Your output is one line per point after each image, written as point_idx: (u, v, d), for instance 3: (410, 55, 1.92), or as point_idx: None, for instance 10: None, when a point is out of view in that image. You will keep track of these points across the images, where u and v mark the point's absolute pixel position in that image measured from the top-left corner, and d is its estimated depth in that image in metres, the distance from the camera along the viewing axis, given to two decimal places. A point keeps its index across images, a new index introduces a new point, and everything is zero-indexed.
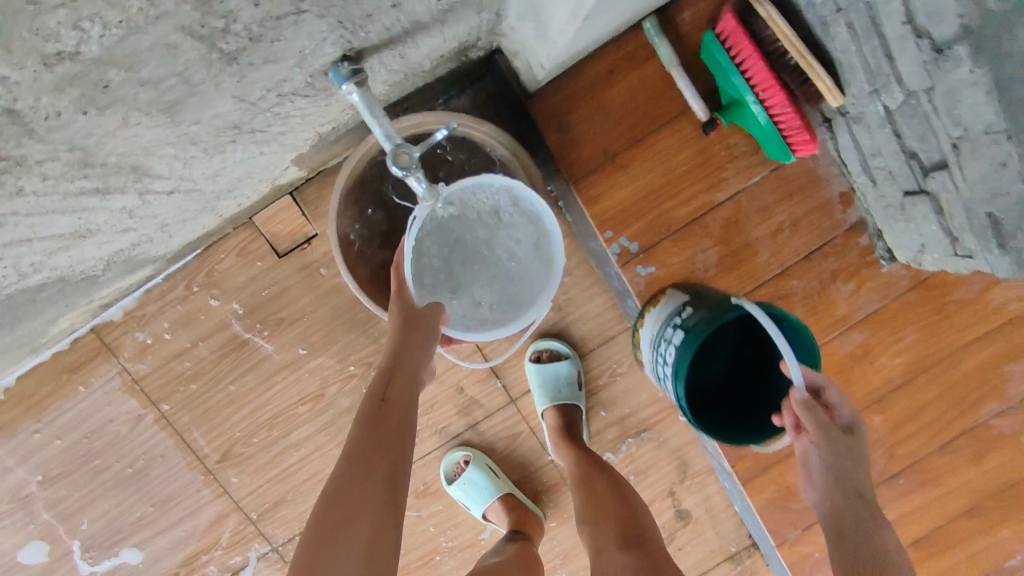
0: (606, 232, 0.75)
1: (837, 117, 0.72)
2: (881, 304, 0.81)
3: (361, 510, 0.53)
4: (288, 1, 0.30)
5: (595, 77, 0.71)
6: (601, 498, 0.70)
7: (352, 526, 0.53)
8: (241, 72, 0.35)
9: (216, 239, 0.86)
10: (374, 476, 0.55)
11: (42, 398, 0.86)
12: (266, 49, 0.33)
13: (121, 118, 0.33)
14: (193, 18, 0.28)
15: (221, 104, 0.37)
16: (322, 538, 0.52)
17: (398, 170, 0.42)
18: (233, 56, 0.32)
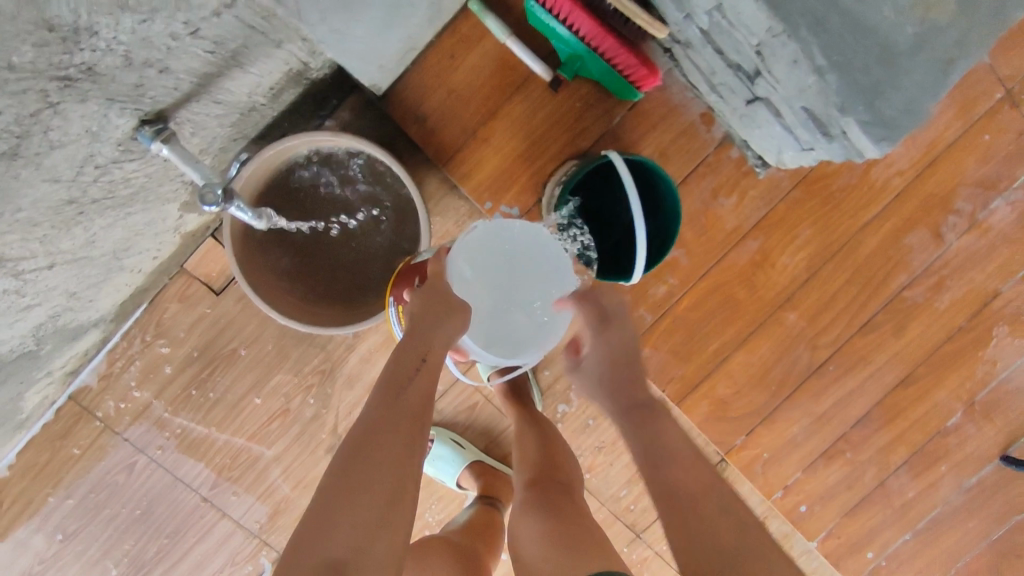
0: (487, 203, 0.81)
1: (674, 45, 0.74)
2: (769, 208, 0.85)
3: (390, 454, 0.57)
4: (34, 100, 0.36)
5: (438, 65, 0.76)
6: (523, 444, 0.82)
7: (382, 470, 0.56)
8: (34, 161, 0.40)
9: (156, 290, 0.93)
10: (403, 429, 0.59)
11: (43, 466, 0.96)
12: (44, 138, 0.39)
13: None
14: None
15: (36, 189, 0.43)
16: (351, 474, 0.55)
17: (208, 208, 0.50)
18: (14, 151, 0.38)
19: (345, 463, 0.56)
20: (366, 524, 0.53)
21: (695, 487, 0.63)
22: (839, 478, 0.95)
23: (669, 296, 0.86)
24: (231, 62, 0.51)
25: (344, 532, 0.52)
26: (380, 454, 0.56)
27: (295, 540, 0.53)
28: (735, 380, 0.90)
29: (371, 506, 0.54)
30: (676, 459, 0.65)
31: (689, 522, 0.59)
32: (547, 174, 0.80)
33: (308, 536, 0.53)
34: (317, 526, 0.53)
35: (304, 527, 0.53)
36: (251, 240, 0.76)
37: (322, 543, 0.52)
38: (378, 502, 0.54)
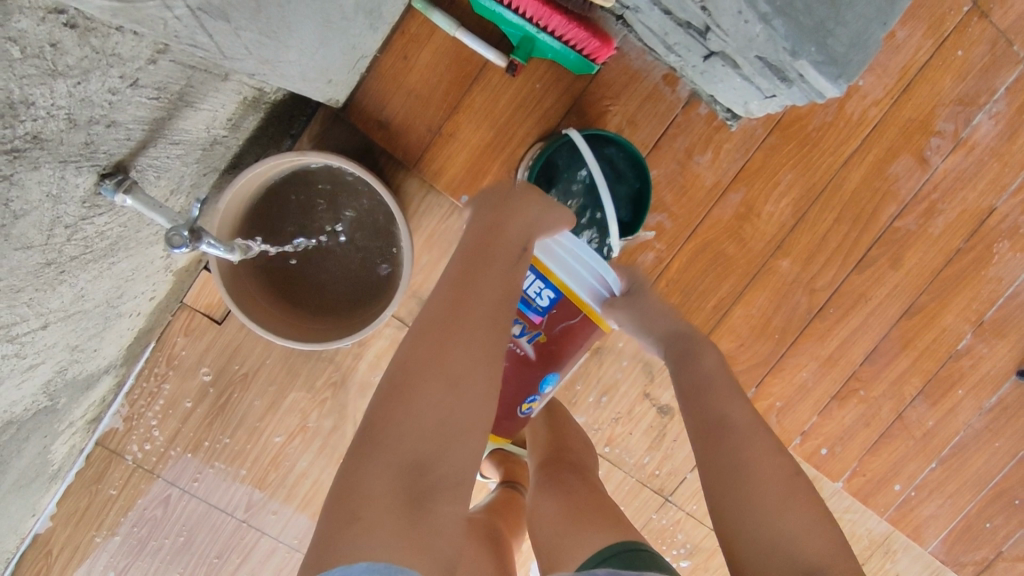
0: (462, 198, 0.81)
1: (623, 11, 0.73)
2: (747, 158, 0.84)
3: (462, 356, 0.56)
4: None
5: (394, 68, 0.76)
6: (536, 432, 0.84)
7: (456, 376, 0.56)
8: (4, 233, 0.41)
9: (163, 328, 0.96)
10: (471, 330, 0.58)
11: (85, 510, 1.00)
12: (6, 210, 0.40)
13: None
14: None
15: (13, 257, 0.44)
16: (422, 377, 0.55)
17: (179, 250, 0.52)
18: None
19: (413, 367, 0.56)
20: (442, 427, 0.54)
21: (737, 421, 0.64)
22: (856, 416, 0.93)
23: (659, 261, 0.86)
24: (180, 103, 0.52)
25: (419, 438, 0.54)
26: (451, 359, 0.56)
27: (363, 442, 0.54)
28: (738, 334, 0.89)
29: (447, 412, 0.55)
30: (711, 392, 0.67)
31: (729, 463, 0.61)
32: (518, 159, 0.80)
33: (379, 439, 0.53)
34: (388, 430, 0.54)
35: (372, 431, 0.54)
36: (241, 269, 0.77)
37: (395, 447, 0.53)
38: (453, 406, 0.55)
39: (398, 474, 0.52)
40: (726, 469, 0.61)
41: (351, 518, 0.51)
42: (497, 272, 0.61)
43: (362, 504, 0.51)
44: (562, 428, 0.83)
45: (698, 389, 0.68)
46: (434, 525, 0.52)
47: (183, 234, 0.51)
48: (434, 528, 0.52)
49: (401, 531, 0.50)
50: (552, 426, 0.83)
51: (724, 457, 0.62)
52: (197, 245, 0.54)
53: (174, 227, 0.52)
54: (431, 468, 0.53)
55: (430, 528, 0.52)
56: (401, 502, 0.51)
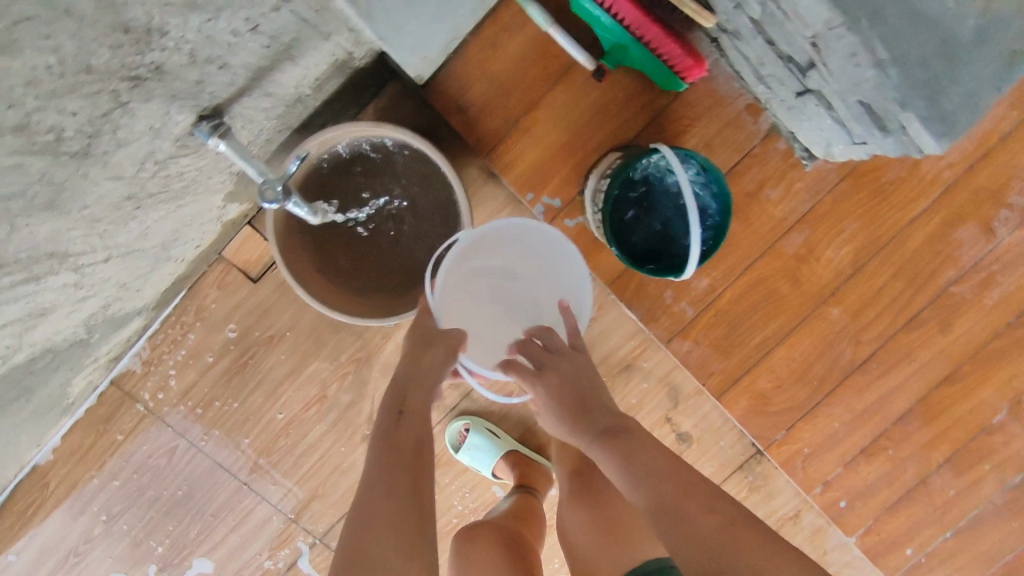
0: (528, 195, 0.80)
1: (721, 34, 0.73)
2: (815, 201, 0.83)
3: (422, 474, 0.62)
4: (106, 98, 0.39)
5: (481, 53, 0.74)
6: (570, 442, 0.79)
7: (417, 488, 0.61)
8: (102, 159, 0.43)
9: (197, 277, 0.94)
10: (423, 449, 0.64)
11: (88, 448, 0.99)
12: (112, 137, 0.42)
13: (7, 224, 0.41)
14: (20, 141, 0.37)
15: (99, 185, 0.46)
16: (393, 488, 0.60)
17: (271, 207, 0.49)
18: (82, 150, 0.41)
19: (382, 475, 0.61)
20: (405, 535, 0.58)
21: (696, 500, 0.57)
22: (878, 474, 0.92)
23: (711, 289, 0.85)
24: (283, 56, 0.51)
25: (392, 544, 0.57)
26: (383, 450, 0.62)
27: (344, 552, 0.57)
28: (776, 375, 0.88)
29: (408, 526, 0.58)
30: (661, 476, 0.59)
31: (690, 552, 0.54)
32: (590, 165, 0.78)
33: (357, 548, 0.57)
34: (363, 540, 0.57)
35: (350, 535, 0.58)
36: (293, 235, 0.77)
37: (371, 550, 0.57)
38: (416, 518, 0.59)
39: (367, 573, 0.56)
40: (688, 558, 0.54)
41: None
42: (429, 359, 0.67)
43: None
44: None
45: (634, 475, 0.60)
46: None
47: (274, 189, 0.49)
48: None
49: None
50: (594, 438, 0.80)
51: (683, 544, 0.55)
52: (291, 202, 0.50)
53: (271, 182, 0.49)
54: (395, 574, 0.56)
55: None
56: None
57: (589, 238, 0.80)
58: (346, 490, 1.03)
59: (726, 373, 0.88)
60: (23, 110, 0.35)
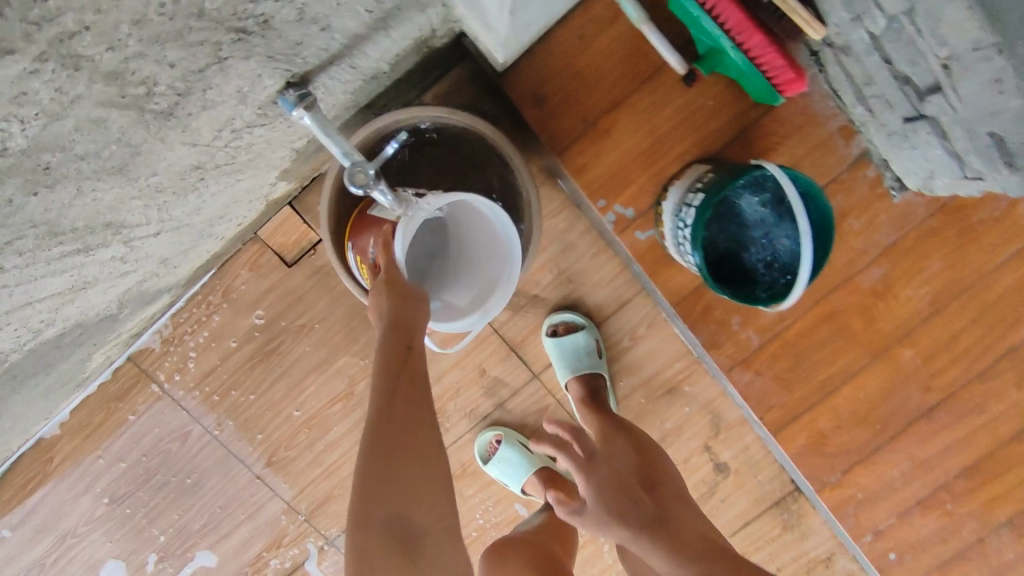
0: (600, 202, 0.74)
1: (824, 48, 0.67)
2: (900, 235, 0.76)
3: (424, 410, 0.58)
4: (203, 54, 0.37)
5: (565, 46, 0.70)
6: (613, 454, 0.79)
7: (422, 430, 0.57)
8: (183, 123, 0.41)
9: (229, 256, 0.88)
10: (421, 382, 0.59)
11: (97, 425, 0.93)
12: (200, 97, 0.40)
13: (74, 188, 0.39)
14: (111, 92, 0.35)
15: (172, 153, 0.43)
16: (402, 435, 0.56)
17: (357, 189, 0.45)
18: (167, 111, 0.39)
19: (387, 421, 0.56)
20: (418, 480, 0.55)
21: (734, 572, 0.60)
22: (934, 528, 0.87)
23: (780, 318, 0.79)
24: (382, 23, 0.47)
25: (409, 494, 0.54)
26: (389, 419, 0.56)
27: (356, 501, 0.54)
28: (838, 416, 0.84)
29: (420, 469, 0.55)
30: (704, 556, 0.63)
31: None
32: (668, 177, 0.73)
33: (371, 498, 0.53)
34: (376, 490, 0.53)
35: (362, 483, 0.54)
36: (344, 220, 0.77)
37: (386, 499, 0.53)
38: (425, 461, 0.56)
39: (385, 523, 0.53)
40: None
41: (361, 560, 0.52)
42: (405, 304, 0.61)
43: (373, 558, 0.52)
44: (647, 455, 0.79)
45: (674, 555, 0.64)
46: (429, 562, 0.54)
47: (366, 172, 0.44)
48: (425, 557, 0.54)
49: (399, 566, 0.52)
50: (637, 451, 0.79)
51: None
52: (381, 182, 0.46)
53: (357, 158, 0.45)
54: (415, 521, 0.54)
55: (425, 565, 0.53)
56: (392, 550, 0.53)
57: (659, 253, 0.75)
58: None
59: (784, 410, 0.83)
60: (130, 51, 0.33)
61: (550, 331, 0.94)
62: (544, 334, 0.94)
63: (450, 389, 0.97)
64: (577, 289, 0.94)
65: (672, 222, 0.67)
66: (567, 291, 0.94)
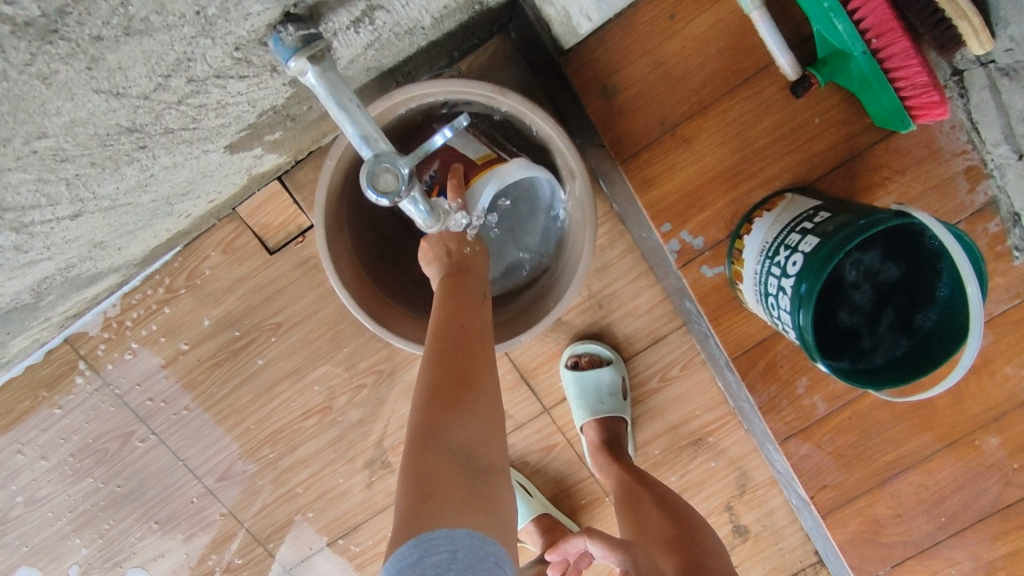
0: (663, 225, 0.61)
1: (976, 68, 0.54)
2: (1013, 304, 0.62)
3: (486, 342, 0.50)
4: None
5: (649, 26, 0.56)
6: (646, 521, 0.66)
7: (486, 360, 0.49)
8: (87, 49, 0.27)
9: (200, 233, 0.73)
10: (483, 315, 0.52)
11: (20, 415, 0.78)
12: (115, 10, 0.25)
13: None
14: None
15: (75, 96, 0.29)
16: (467, 364, 0.48)
17: (378, 195, 0.32)
18: (52, 22, 0.24)
19: (455, 349, 0.48)
20: (487, 412, 0.47)
21: None
22: None
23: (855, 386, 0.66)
24: None
25: (475, 425, 0.45)
26: (466, 344, 0.49)
27: (416, 431, 0.44)
28: (899, 503, 0.70)
29: (489, 400, 0.47)
30: None
31: None
32: (751, 206, 0.60)
33: (437, 425, 0.44)
34: (442, 415, 0.44)
35: (425, 410, 0.45)
36: (342, 216, 0.58)
37: (461, 428, 0.44)
38: (490, 390, 0.48)
39: (453, 453, 0.43)
40: None
41: (422, 496, 0.41)
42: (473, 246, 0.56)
43: (436, 483, 0.42)
44: (682, 520, 0.66)
45: None
46: (500, 505, 0.44)
47: (397, 171, 0.32)
48: (497, 502, 0.44)
49: (466, 505, 0.41)
50: (676, 520, 0.65)
51: None
52: (412, 185, 0.33)
53: (386, 149, 0.32)
54: (481, 456, 0.44)
55: (496, 502, 0.43)
56: (458, 491, 0.42)
57: (725, 294, 0.63)
58: (332, 520, 0.84)
59: (841, 489, 0.70)
60: None
61: (570, 361, 0.80)
62: (563, 364, 0.80)
63: None
64: (606, 316, 0.80)
65: (757, 263, 0.54)
66: (595, 318, 0.80)
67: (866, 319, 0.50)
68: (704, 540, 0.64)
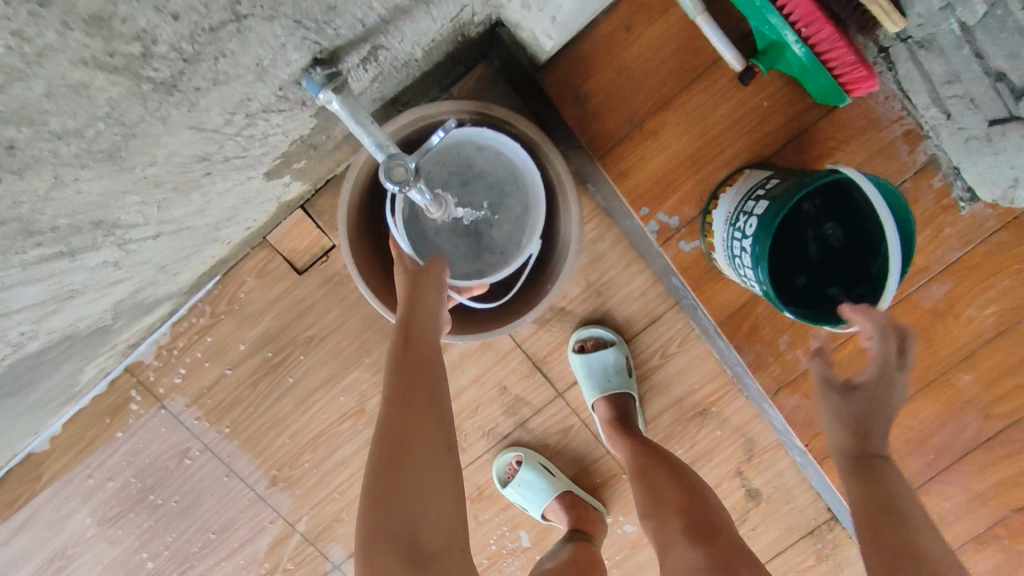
0: (641, 209, 0.69)
1: (898, 44, 0.62)
2: (966, 251, 0.69)
3: (434, 415, 0.53)
4: (218, 9, 0.30)
5: (611, 39, 0.64)
6: (658, 488, 0.71)
7: (429, 442, 0.51)
8: (187, 99, 0.35)
9: (236, 262, 0.82)
10: (430, 387, 0.54)
11: (89, 442, 0.87)
12: (211, 67, 0.34)
13: (52, 175, 0.33)
14: (97, 48, 0.27)
15: (172, 137, 0.38)
16: (407, 451, 0.50)
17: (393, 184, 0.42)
18: (171, 82, 0.33)
19: (398, 432, 0.51)
20: (430, 496, 0.49)
21: None
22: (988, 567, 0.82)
23: (833, 338, 0.73)
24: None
25: (418, 515, 0.48)
26: (409, 426, 0.51)
27: (363, 524, 0.48)
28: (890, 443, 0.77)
29: (430, 484, 0.49)
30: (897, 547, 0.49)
31: None
32: (717, 184, 0.68)
33: (380, 518, 0.48)
34: (384, 509, 0.48)
35: (369, 502, 0.48)
36: (361, 229, 0.67)
37: (404, 520, 0.48)
38: (433, 473, 0.50)
39: (396, 546, 0.47)
40: None
41: None
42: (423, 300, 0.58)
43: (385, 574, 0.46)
44: (692, 485, 0.70)
45: None
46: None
47: (405, 166, 0.42)
48: None
49: None
50: (686, 486, 0.69)
51: None
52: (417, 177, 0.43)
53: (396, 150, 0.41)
54: (426, 533, 0.48)
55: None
56: (394, 542, 0.47)
57: (704, 265, 0.70)
58: None
59: None
60: None
61: (577, 346, 0.88)
62: (570, 350, 0.87)
63: (466, 408, 0.90)
64: (606, 302, 0.87)
65: (724, 231, 0.62)
66: (595, 305, 0.87)
67: (817, 270, 0.58)
68: (711, 500, 0.68)
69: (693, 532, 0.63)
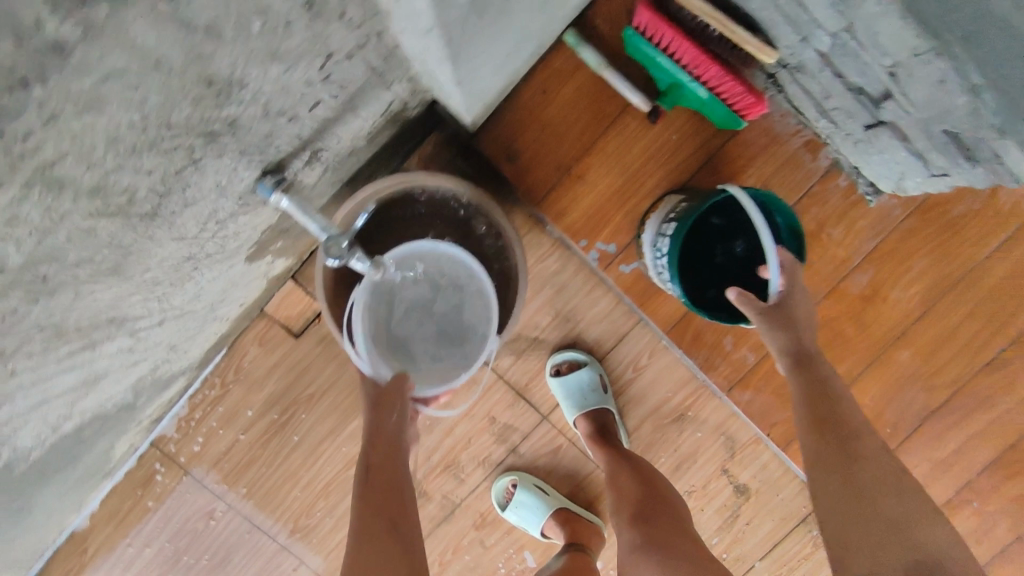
0: (582, 241, 0.78)
1: (780, 70, 0.70)
2: (879, 240, 0.77)
3: (394, 530, 0.60)
4: (183, 157, 0.40)
5: (533, 101, 0.75)
6: (621, 487, 0.78)
7: (389, 553, 0.58)
8: (166, 220, 0.45)
9: (238, 334, 0.92)
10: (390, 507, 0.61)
11: (124, 514, 0.95)
12: (180, 197, 0.44)
13: (72, 291, 0.42)
14: (97, 204, 0.37)
15: (161, 247, 0.48)
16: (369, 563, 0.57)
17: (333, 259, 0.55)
18: (151, 213, 0.43)
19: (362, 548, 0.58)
20: None
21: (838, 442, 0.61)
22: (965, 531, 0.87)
23: None
24: (348, 107, 0.53)
25: None
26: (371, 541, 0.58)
27: None
28: None
29: None
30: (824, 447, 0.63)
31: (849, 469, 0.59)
32: (643, 211, 0.77)
33: None
34: None
35: None
36: (340, 291, 0.77)
37: None
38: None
39: None
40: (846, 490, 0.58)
41: None
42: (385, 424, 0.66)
43: None
44: (651, 480, 0.77)
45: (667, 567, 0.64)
46: None
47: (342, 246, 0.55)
48: None
49: None
50: (644, 481, 0.77)
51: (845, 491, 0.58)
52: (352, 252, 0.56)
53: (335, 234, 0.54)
54: None
55: None
56: None
57: (646, 283, 0.79)
58: None
59: None
60: (112, 164, 0.35)
61: (554, 371, 0.95)
62: (548, 375, 0.95)
63: (461, 441, 0.98)
64: (575, 327, 0.95)
65: (651, 252, 0.71)
66: (566, 331, 0.95)
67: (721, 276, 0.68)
68: (669, 492, 0.75)
69: (635, 519, 0.72)
